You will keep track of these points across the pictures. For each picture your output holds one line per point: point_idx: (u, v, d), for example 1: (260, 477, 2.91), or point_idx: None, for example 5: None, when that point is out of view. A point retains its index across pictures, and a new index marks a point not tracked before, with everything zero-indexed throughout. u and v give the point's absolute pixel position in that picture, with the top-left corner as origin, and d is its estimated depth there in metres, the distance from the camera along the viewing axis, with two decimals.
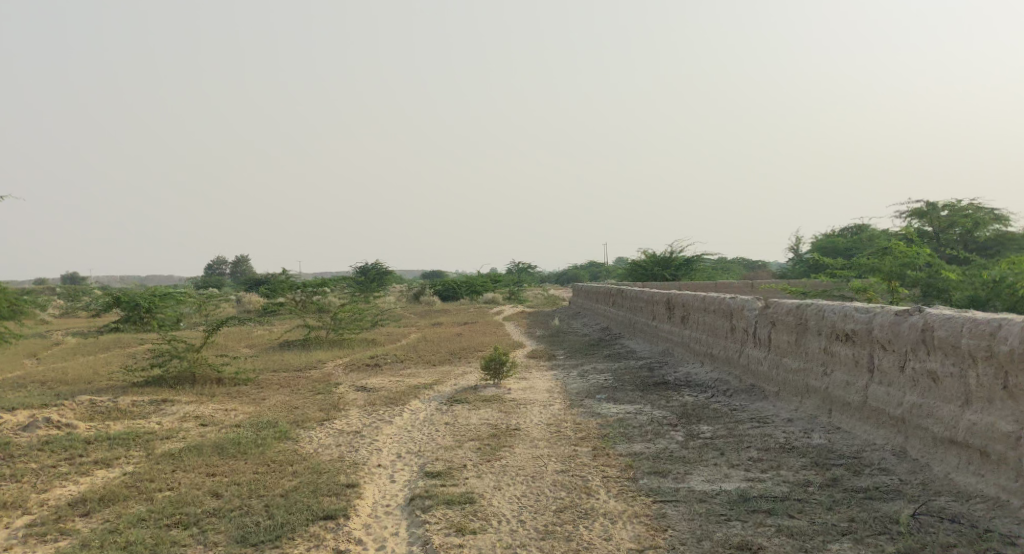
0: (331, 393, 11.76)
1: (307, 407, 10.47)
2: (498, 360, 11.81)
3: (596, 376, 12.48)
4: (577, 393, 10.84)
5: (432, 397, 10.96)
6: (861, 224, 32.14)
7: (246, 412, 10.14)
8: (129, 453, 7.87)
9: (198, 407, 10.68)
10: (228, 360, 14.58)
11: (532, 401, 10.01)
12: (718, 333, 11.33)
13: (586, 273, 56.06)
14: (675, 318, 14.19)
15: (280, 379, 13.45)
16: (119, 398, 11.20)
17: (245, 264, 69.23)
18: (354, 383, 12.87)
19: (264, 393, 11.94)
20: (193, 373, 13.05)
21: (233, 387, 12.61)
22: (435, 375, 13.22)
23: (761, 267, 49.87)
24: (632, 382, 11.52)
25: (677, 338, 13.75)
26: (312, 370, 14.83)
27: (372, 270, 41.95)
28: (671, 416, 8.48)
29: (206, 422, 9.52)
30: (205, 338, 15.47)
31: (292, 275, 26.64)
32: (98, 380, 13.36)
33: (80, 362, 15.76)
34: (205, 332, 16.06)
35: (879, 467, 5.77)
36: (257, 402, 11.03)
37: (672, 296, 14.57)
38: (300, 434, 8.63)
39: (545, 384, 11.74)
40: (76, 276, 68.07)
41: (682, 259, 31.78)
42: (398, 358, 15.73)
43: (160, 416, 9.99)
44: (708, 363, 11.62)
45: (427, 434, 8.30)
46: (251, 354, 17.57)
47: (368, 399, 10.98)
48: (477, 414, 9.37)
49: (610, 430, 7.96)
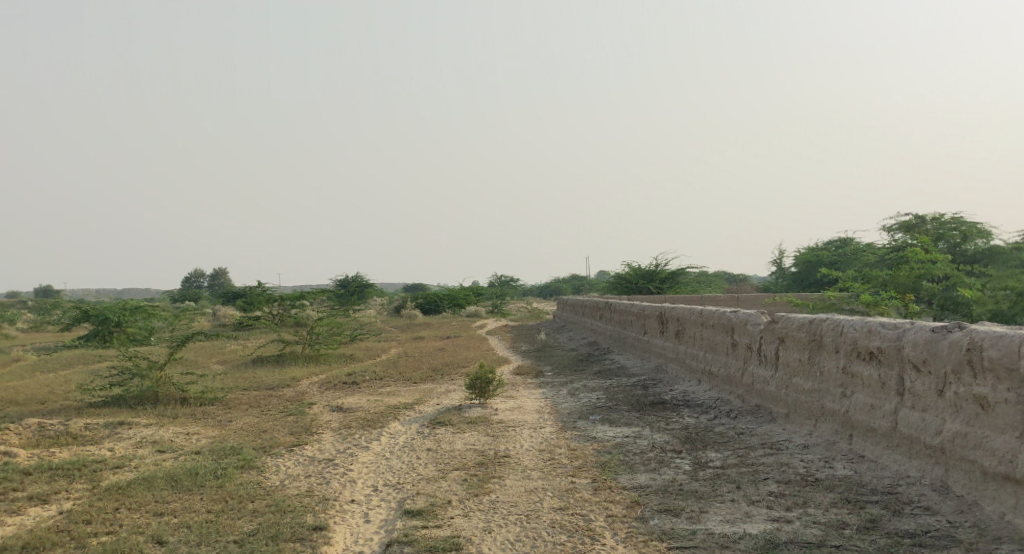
0: (304, 414, 10.99)
1: (277, 431, 9.70)
2: (484, 379, 11.07)
3: (587, 394, 11.79)
4: (569, 413, 10.13)
5: (412, 418, 10.22)
6: (846, 238, 31.71)
7: (210, 437, 9.37)
8: (72, 487, 7.10)
9: (159, 430, 9.90)
10: (196, 379, 13.76)
11: (521, 424, 9.28)
12: (718, 350, 10.66)
13: (569, 286, 55.39)
14: (668, 333, 13.54)
15: (250, 399, 12.66)
16: (72, 421, 10.38)
17: (223, 276, 68.09)
18: (329, 402, 12.10)
19: (231, 414, 11.15)
20: (157, 393, 12.25)
21: (199, 407, 11.81)
22: (416, 393, 12.48)
23: (744, 280, 49.51)
24: (626, 402, 10.81)
25: (671, 354, 13.08)
26: (286, 388, 14.04)
27: (351, 283, 41.12)
28: (674, 441, 7.78)
29: (163, 447, 8.75)
30: (172, 354, 14.66)
31: (270, 287, 25.82)
32: (54, 400, 12.51)
33: (40, 380, 14.92)
34: (173, 348, 15.24)
35: (922, 505, 5.10)
36: (223, 425, 10.25)
37: (665, 310, 13.91)
38: (266, 462, 7.87)
39: (533, 404, 11.02)
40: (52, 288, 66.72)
41: (667, 272, 31.21)
42: (377, 375, 14.97)
43: (115, 442, 9.20)
44: (706, 382, 10.95)
45: (407, 462, 7.56)
46: (222, 371, 16.75)
47: (342, 421, 10.23)
48: (462, 438, 8.64)
49: (608, 458, 7.26)
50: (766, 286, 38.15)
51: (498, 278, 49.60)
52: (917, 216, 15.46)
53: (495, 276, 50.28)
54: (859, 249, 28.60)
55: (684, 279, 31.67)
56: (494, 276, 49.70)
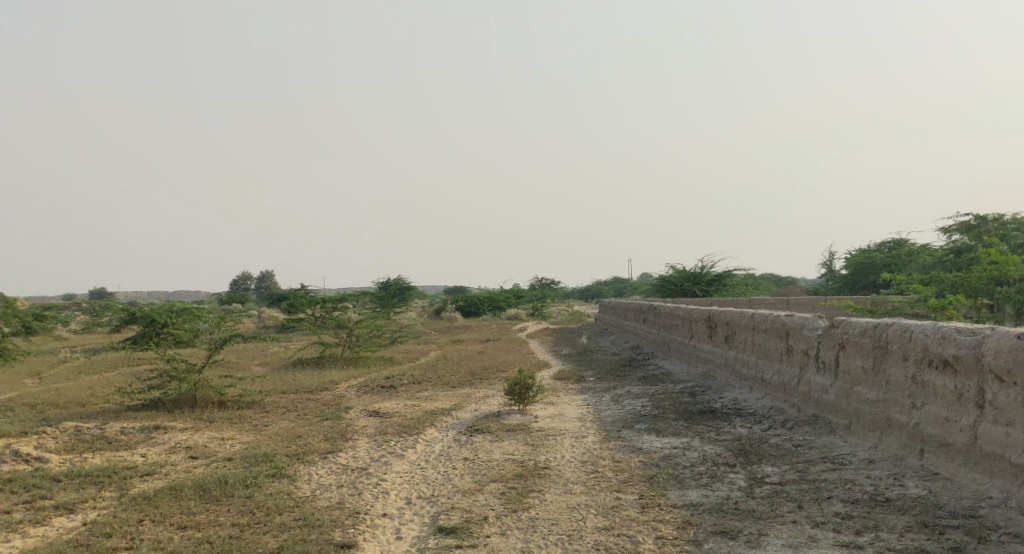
0: (340, 419, 10.68)
1: (311, 436, 9.40)
2: (523, 385, 10.69)
3: (632, 401, 11.35)
4: (613, 421, 9.71)
5: (450, 425, 9.87)
6: (900, 240, 30.76)
7: (244, 442, 9.10)
8: (99, 495, 6.83)
9: (193, 435, 9.66)
10: (234, 381, 13.57)
11: (563, 433, 8.88)
12: (772, 356, 10.18)
13: (612, 289, 54.76)
14: (717, 338, 13.04)
15: (287, 402, 12.40)
16: (108, 425, 10.20)
17: (269, 279, 68.63)
18: (367, 407, 11.81)
19: (267, 419, 10.88)
20: (195, 396, 12.06)
21: (235, 411, 11.58)
22: (455, 398, 12.12)
23: (790, 282, 48.52)
24: (673, 410, 10.37)
25: (720, 359, 12.59)
26: (324, 391, 13.78)
27: (393, 285, 41.01)
28: (727, 454, 7.33)
29: (195, 453, 8.48)
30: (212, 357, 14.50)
31: (313, 290, 25.72)
32: (94, 402, 12.38)
33: (82, 382, 14.84)
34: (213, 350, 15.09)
35: (1008, 530, 4.63)
36: (258, 431, 9.97)
37: (713, 314, 13.41)
38: (298, 470, 7.56)
39: (576, 410, 10.62)
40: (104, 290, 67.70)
41: (713, 275, 30.55)
42: (417, 379, 14.64)
43: (148, 447, 8.96)
44: (758, 389, 10.46)
45: (442, 472, 7.18)
46: (262, 373, 16.58)
47: (379, 427, 9.93)
48: (501, 447, 8.26)
49: (657, 471, 6.82)
50: (815, 289, 37.23)
51: (540, 281, 49.18)
52: (976, 219, 14.70)
53: (536, 279, 49.84)
54: (914, 251, 27.70)
55: (731, 281, 30.96)
56: (535, 279, 49.27)
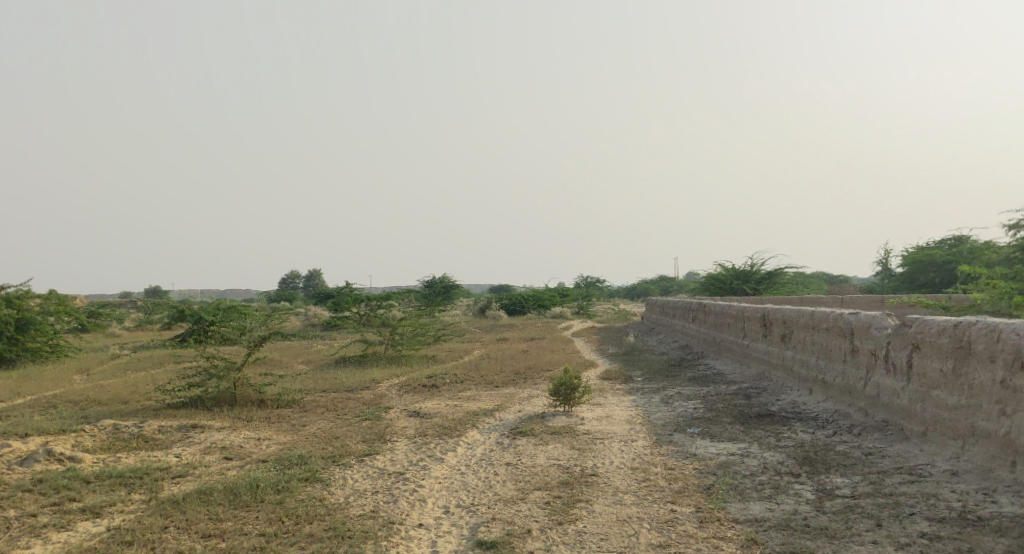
0: (380, 419, 10.32)
1: (349, 438, 9.03)
2: (569, 386, 10.24)
3: (682, 402, 10.86)
4: (664, 424, 9.24)
5: (492, 427, 9.45)
6: (961, 237, 29.68)
7: (280, 443, 8.74)
8: (128, 498, 6.37)
9: (230, 434, 9.31)
10: (275, 379, 13.27)
11: (611, 437, 8.41)
12: (834, 356, 9.66)
13: (658, 287, 53.92)
14: (772, 337, 12.49)
15: (327, 402, 12.07)
16: (145, 422, 9.88)
17: (316, 277, 68.94)
18: (407, 407, 11.43)
19: (305, 419, 10.55)
20: (234, 395, 11.79)
21: (275, 409, 11.25)
22: (498, 399, 11.69)
23: (842, 281, 47.30)
24: (727, 412, 9.90)
25: (775, 360, 12.07)
26: (365, 390, 13.43)
27: (439, 283, 40.73)
28: (791, 462, 6.87)
29: (230, 454, 8.09)
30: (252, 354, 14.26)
31: (359, 288, 25.47)
32: (134, 398, 12.11)
33: (124, 380, 14.67)
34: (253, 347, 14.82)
35: None
36: (296, 431, 9.64)
37: (767, 312, 12.86)
38: (333, 473, 7.18)
39: (624, 412, 10.15)
40: (156, 288, 68.74)
41: (764, 272, 29.76)
42: (459, 378, 14.25)
43: (183, 446, 8.60)
44: (819, 392, 9.94)
45: (484, 478, 6.76)
46: (303, 372, 16.29)
47: (419, 428, 9.54)
48: (545, 451, 7.82)
49: (715, 480, 6.37)
50: (870, 287, 36.13)
51: (585, 279, 48.56)
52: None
53: (581, 277, 49.24)
54: (976, 248, 26.68)
55: (782, 279, 30.13)
56: (580, 277, 48.65)
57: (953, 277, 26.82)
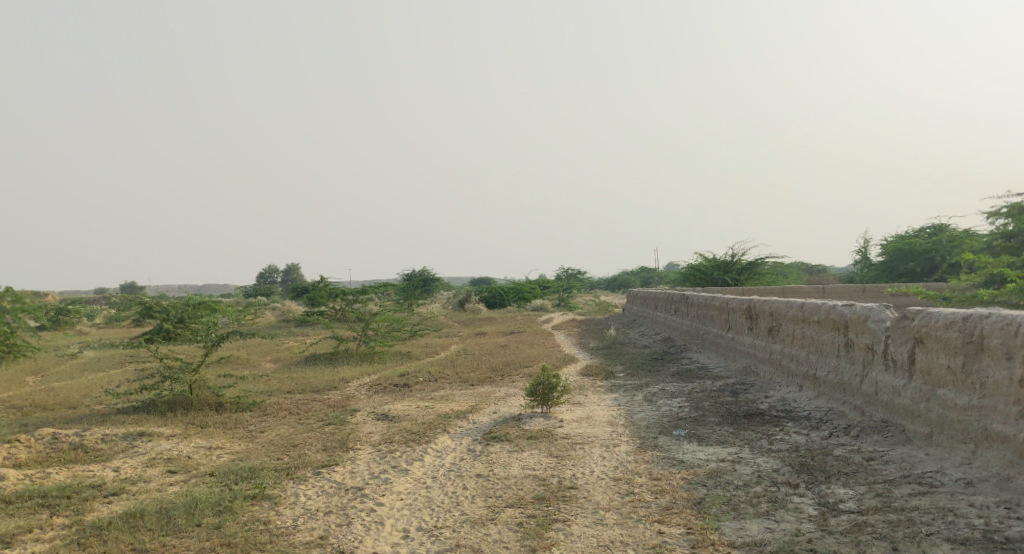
0: (344, 424, 9.66)
1: (308, 446, 8.36)
2: (546, 385, 9.61)
3: (666, 401, 10.25)
4: (647, 425, 8.62)
5: (464, 431, 8.82)
6: (940, 225, 29.41)
7: (232, 453, 8.07)
8: (47, 523, 5.63)
9: (179, 442, 8.68)
10: (236, 380, 12.56)
11: (590, 442, 7.79)
12: (826, 350, 9.10)
13: (639, 279, 53.43)
14: (759, 330, 11.91)
15: (290, 404, 11.38)
16: (88, 431, 9.15)
17: (294, 272, 67.99)
18: (375, 409, 10.78)
19: (264, 424, 9.87)
20: (190, 399, 11.07)
21: (234, 414, 10.54)
22: (473, 399, 11.05)
23: (821, 270, 47.01)
24: (714, 411, 9.30)
25: (762, 354, 11.51)
26: (332, 391, 12.75)
27: (416, 277, 40.02)
28: (786, 469, 6.27)
29: (174, 466, 7.44)
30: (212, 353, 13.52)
31: (332, 282, 24.71)
32: (83, 403, 11.35)
33: (80, 381, 13.94)
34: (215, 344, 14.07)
35: None
36: (252, 438, 8.96)
37: (754, 304, 12.28)
38: (284, 489, 6.53)
39: (604, 412, 9.55)
40: (132, 284, 67.54)
41: (744, 263, 29.31)
42: (433, 376, 13.61)
43: (125, 458, 7.91)
44: (811, 389, 9.38)
45: (450, 494, 6.14)
46: (270, 371, 15.54)
47: (385, 433, 8.90)
48: (521, 459, 7.19)
49: (706, 493, 5.75)
50: (851, 277, 35.76)
51: (566, 272, 47.93)
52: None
53: (562, 269, 48.69)
54: (956, 236, 26.41)
55: (763, 269, 29.67)
56: (561, 268, 48.05)
57: (934, 266, 26.46)
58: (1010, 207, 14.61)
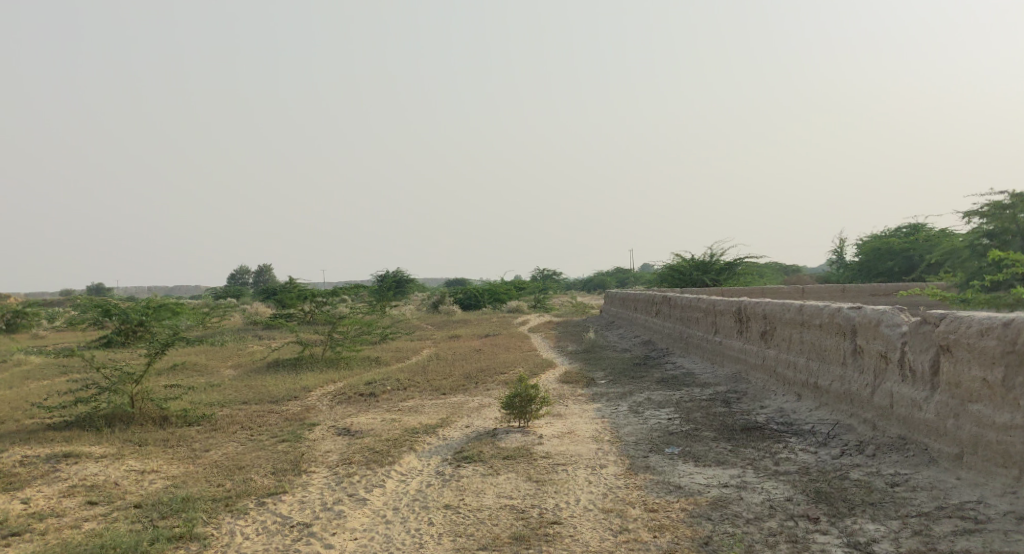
0: (300, 441, 8.75)
1: (255, 469, 7.46)
2: (524, 397, 8.74)
3: (654, 413, 9.41)
4: (636, 442, 7.78)
5: (433, 448, 7.96)
6: (917, 225, 28.97)
7: (167, 479, 7.18)
8: None
9: (110, 466, 7.80)
10: (185, 392, 11.63)
11: (576, 463, 6.95)
12: (829, 358, 8.31)
13: (615, 279, 52.72)
14: (750, 334, 11.11)
15: (243, 417, 10.43)
16: (8, 455, 8.20)
17: (266, 272, 66.61)
18: (336, 422, 9.88)
19: (212, 443, 8.95)
20: (131, 413, 10.13)
21: (178, 431, 9.61)
22: (443, 411, 10.16)
23: (796, 270, 46.57)
24: (707, 424, 8.47)
25: (755, 359, 10.72)
26: (291, 401, 11.83)
27: (388, 277, 39.03)
28: (801, 498, 5.48)
29: (96, 497, 6.58)
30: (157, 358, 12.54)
31: (298, 283, 23.73)
32: (14, 418, 10.35)
33: (19, 391, 12.94)
34: (164, 348, 13.05)
35: None
36: (194, 461, 8.04)
37: (744, 305, 11.48)
38: (218, 526, 5.66)
39: (588, 426, 8.70)
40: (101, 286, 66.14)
41: (723, 263, 28.67)
42: (402, 384, 12.69)
43: (42, 486, 7.02)
44: (811, 399, 8.59)
45: (411, 532, 5.31)
46: (227, 379, 14.57)
47: (345, 451, 8.03)
48: (495, 486, 6.31)
49: (715, 531, 4.93)
50: (828, 276, 35.17)
51: (540, 272, 47.12)
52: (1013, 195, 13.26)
53: (538, 269, 47.86)
54: (935, 236, 25.93)
55: (742, 268, 28.95)
56: (535, 269, 47.25)
57: (912, 265, 25.87)
58: (991, 204, 13.75)
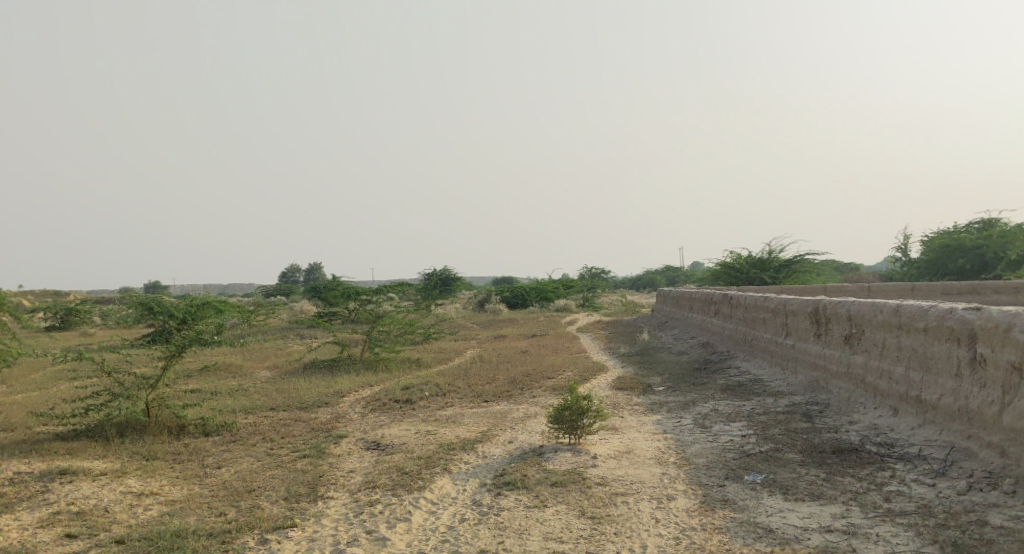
0: (322, 457, 7.76)
1: (266, 492, 6.48)
2: (574, 409, 7.64)
3: (724, 428, 8.22)
4: (707, 466, 6.63)
5: (469, 469, 6.90)
6: (991, 221, 27.06)
7: (164, 505, 6.24)
8: None
9: (107, 485, 6.90)
10: (207, 397, 10.76)
11: (639, 494, 5.85)
12: (936, 368, 7.08)
13: (664, 278, 51.20)
14: (831, 338, 9.85)
15: (266, 427, 9.47)
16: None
17: (316, 271, 66.44)
18: (365, 434, 8.89)
19: (226, 458, 8.01)
20: (144, 421, 9.29)
21: (193, 442, 8.70)
22: (485, 421, 9.09)
23: (854, 268, 44.63)
24: (790, 444, 7.27)
25: (836, 365, 9.47)
26: (321, 408, 10.87)
27: (434, 275, 38.21)
28: None
29: (77, 529, 5.64)
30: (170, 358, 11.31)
31: (340, 280, 22.90)
32: (23, 426, 9.54)
33: (37, 395, 12.14)
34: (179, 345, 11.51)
35: None
36: (200, 480, 7.09)
37: (823, 305, 10.20)
38: None
39: (649, 444, 7.58)
40: (158, 284, 66.90)
41: (783, 260, 27.18)
42: (441, 390, 11.64)
43: (22, 512, 6.12)
44: (911, 414, 7.36)
45: None
46: (259, 382, 13.69)
47: (369, 471, 7.03)
48: (542, 523, 5.28)
49: None
50: (892, 274, 33.26)
51: (589, 270, 45.86)
52: None
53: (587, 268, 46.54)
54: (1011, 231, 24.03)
55: (801, 266, 27.35)
56: (585, 267, 46.02)
57: (985, 263, 23.88)
58: None
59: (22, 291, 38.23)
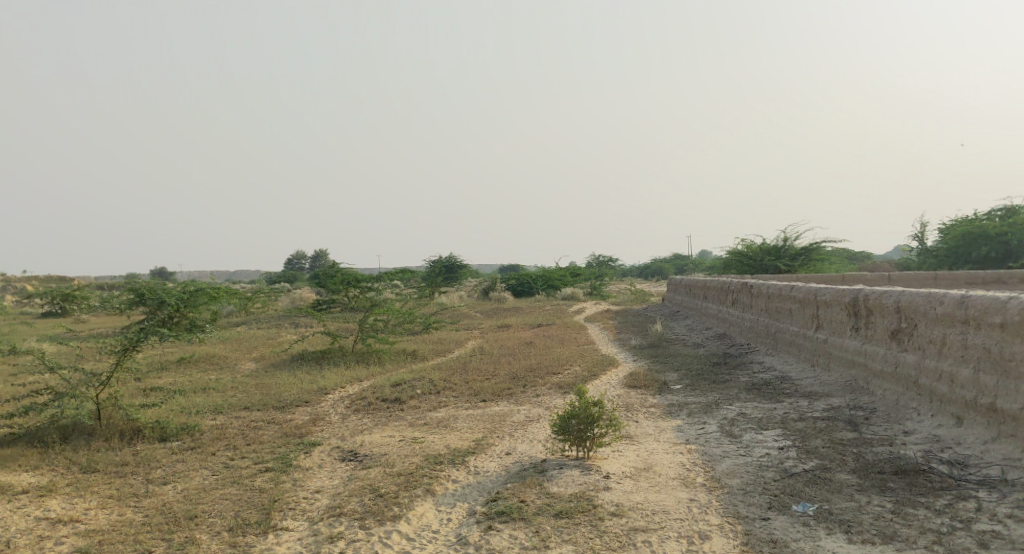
0: (286, 472, 6.62)
1: (209, 520, 5.34)
2: (582, 418, 6.49)
3: (757, 439, 7.04)
4: (745, 490, 5.48)
5: (456, 491, 5.75)
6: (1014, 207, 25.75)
7: (82, 539, 5.10)
8: None
9: (22, 508, 5.76)
10: (171, 394, 9.60)
11: (663, 533, 4.71)
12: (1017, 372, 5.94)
13: (674, 267, 49.85)
14: (874, 333, 8.66)
15: (233, 431, 8.33)
16: None
17: (322, 258, 65.31)
18: (342, 441, 7.73)
19: (177, 471, 6.86)
20: (92, 423, 8.16)
21: (143, 451, 7.54)
22: (481, 427, 7.92)
23: (868, 257, 43.29)
24: (840, 461, 6.10)
25: (881, 362, 8.28)
26: (299, 408, 9.72)
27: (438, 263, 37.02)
28: None
29: None
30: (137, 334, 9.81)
31: None
32: None
33: None
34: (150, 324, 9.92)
35: None
36: (137, 501, 5.95)
37: (864, 295, 9.00)
38: None
39: (669, 459, 6.42)
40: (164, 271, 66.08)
41: (798, 248, 25.91)
42: (435, 387, 10.48)
43: None
44: (982, 426, 6.20)
45: None
46: (238, 377, 12.52)
47: (337, 493, 5.88)
48: None
49: None
50: (908, 264, 32.00)
51: (597, 259, 44.61)
52: None
53: (594, 256, 45.33)
54: None
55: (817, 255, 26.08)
56: (592, 255, 44.77)
57: (1009, 250, 22.35)
58: None
59: (23, 275, 37.08)
